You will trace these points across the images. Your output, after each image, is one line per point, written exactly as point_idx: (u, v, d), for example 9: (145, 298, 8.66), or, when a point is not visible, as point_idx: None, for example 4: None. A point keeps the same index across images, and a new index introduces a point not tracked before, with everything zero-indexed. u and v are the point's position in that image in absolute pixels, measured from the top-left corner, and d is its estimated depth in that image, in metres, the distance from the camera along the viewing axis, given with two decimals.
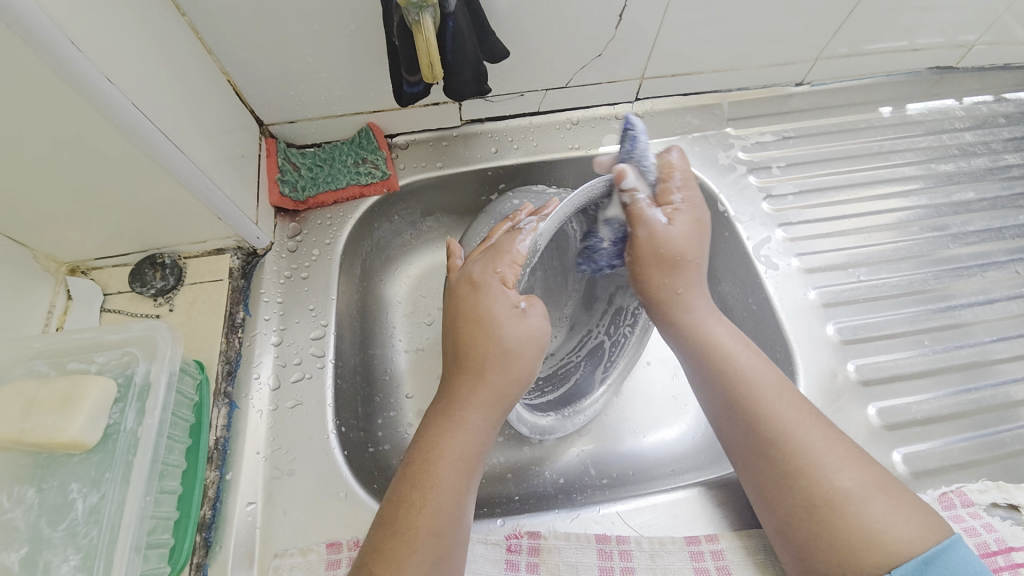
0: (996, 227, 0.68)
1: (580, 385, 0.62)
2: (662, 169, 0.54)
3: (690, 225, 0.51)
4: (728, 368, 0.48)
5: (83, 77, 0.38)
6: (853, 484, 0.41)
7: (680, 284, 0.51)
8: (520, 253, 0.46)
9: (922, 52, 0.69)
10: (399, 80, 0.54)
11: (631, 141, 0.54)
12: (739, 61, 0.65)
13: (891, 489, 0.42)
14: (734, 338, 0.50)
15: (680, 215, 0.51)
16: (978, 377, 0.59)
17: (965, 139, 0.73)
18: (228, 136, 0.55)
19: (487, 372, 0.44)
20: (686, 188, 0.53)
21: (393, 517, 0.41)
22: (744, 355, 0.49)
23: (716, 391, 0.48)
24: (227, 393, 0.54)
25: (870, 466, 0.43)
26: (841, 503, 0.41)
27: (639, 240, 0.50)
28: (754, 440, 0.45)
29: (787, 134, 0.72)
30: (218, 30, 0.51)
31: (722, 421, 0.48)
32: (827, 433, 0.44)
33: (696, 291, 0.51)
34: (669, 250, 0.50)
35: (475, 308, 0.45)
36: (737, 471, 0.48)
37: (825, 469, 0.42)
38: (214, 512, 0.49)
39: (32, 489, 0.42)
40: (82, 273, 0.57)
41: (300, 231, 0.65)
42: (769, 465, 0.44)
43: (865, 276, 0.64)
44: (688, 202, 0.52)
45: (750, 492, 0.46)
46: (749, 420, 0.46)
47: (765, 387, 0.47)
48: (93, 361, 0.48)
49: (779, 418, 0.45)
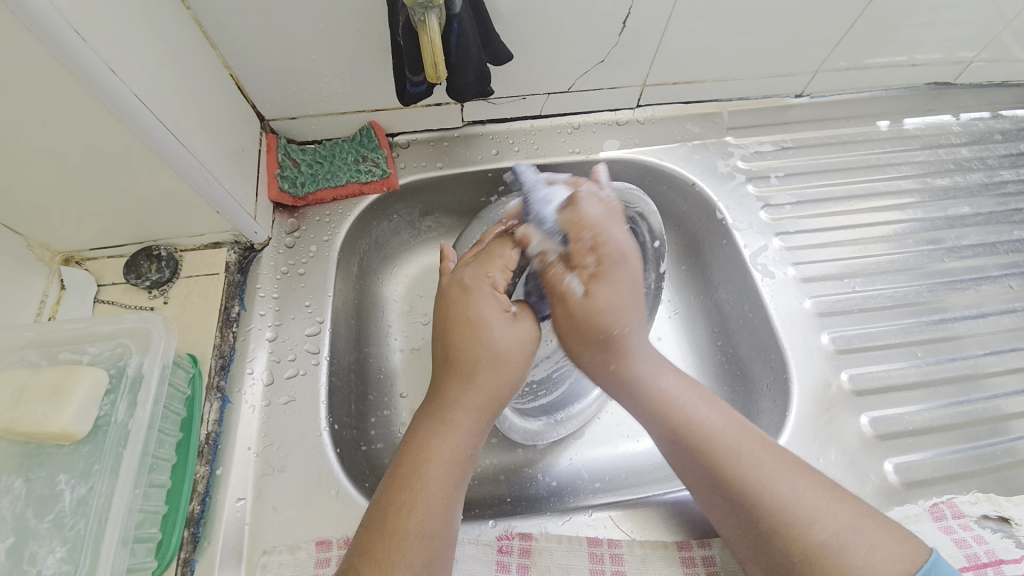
0: (991, 241, 0.68)
1: (572, 390, 0.63)
2: (568, 225, 0.48)
3: (613, 292, 0.45)
4: (689, 427, 0.44)
5: (85, 65, 0.38)
6: (830, 532, 0.40)
7: (618, 355, 0.46)
8: (512, 259, 0.48)
9: (920, 68, 0.70)
10: (402, 80, 0.54)
11: (530, 202, 0.52)
12: (741, 71, 0.66)
13: (867, 527, 0.40)
14: (685, 390, 0.46)
15: (601, 280, 0.46)
16: (970, 389, 0.60)
17: (962, 154, 0.74)
18: (229, 130, 0.55)
19: (476, 375, 0.44)
20: (600, 244, 0.46)
21: (380, 526, 0.40)
22: (699, 410, 0.45)
23: (681, 456, 0.45)
24: (220, 388, 0.54)
25: (846, 501, 0.41)
26: (819, 558, 0.39)
27: (557, 317, 0.47)
28: (726, 503, 0.43)
29: (786, 144, 0.72)
30: (223, 24, 0.51)
31: (694, 485, 0.45)
32: (800, 481, 0.42)
33: (635, 357, 0.46)
34: (591, 325, 0.45)
35: (465, 312, 0.45)
36: (714, 522, 0.45)
37: (801, 523, 0.40)
38: (203, 507, 0.49)
39: (19, 479, 0.41)
40: (76, 263, 0.57)
41: (298, 227, 0.65)
42: (745, 526, 0.42)
43: (860, 287, 0.65)
44: (605, 262, 0.46)
45: (731, 545, 0.45)
46: (720, 484, 0.43)
47: (728, 445, 0.43)
48: (85, 352, 0.47)
49: (750, 476, 0.42)
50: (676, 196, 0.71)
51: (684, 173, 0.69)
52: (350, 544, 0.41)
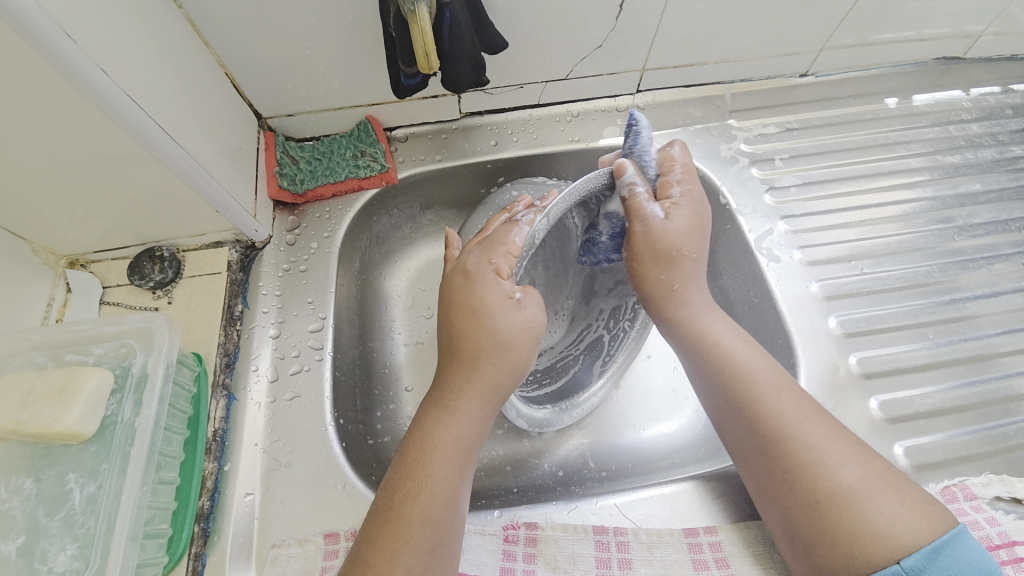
0: (1003, 219, 0.67)
1: (577, 378, 0.62)
2: (662, 162, 0.50)
3: (689, 219, 0.48)
4: (728, 362, 0.47)
5: (76, 68, 0.38)
6: (858, 479, 0.41)
7: (677, 278, 0.49)
8: (516, 244, 0.45)
9: (928, 43, 0.68)
10: (396, 72, 0.53)
11: (633, 137, 0.51)
12: (742, 52, 0.64)
13: (896, 484, 0.41)
14: (733, 335, 0.48)
15: (678, 207, 0.48)
16: (983, 370, 0.59)
17: (972, 131, 0.72)
18: (226, 129, 0.55)
19: (480, 362, 0.44)
20: (687, 181, 0.50)
21: (388, 506, 0.41)
22: (744, 347, 0.48)
23: (716, 387, 0.47)
24: (226, 385, 0.54)
25: (875, 459, 0.42)
26: (844, 501, 0.40)
27: (634, 236, 0.48)
28: (754, 437, 0.44)
29: (790, 125, 0.71)
30: (215, 22, 0.50)
31: (722, 418, 0.47)
32: (833, 429, 0.43)
33: (693, 288, 0.49)
34: (665, 245, 0.47)
35: (468, 298, 0.45)
36: (738, 467, 0.47)
37: (829, 466, 0.41)
38: (213, 502, 0.50)
39: (30, 479, 0.42)
40: (81, 266, 0.58)
41: (299, 224, 0.65)
42: (770, 464, 0.43)
43: (868, 269, 0.63)
44: (688, 195, 0.49)
45: (755, 492, 0.46)
46: (751, 417, 0.45)
47: (766, 382, 0.45)
48: (91, 353, 0.48)
49: (783, 416, 0.44)
50: None
51: None
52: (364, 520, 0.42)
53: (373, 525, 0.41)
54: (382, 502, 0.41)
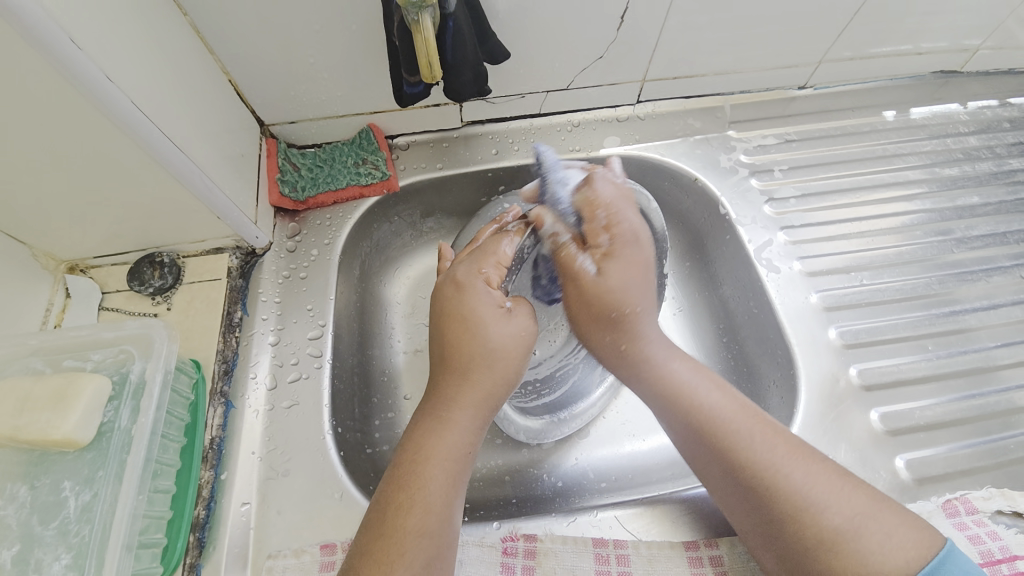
0: (1001, 231, 0.67)
1: (575, 388, 0.62)
2: (584, 207, 0.49)
3: (625, 269, 0.47)
4: (698, 412, 0.45)
5: (82, 73, 0.38)
6: (844, 519, 0.40)
7: (626, 335, 0.47)
8: (506, 255, 0.47)
9: (926, 56, 0.69)
10: (399, 80, 0.54)
11: (547, 176, 0.54)
12: (742, 64, 0.65)
13: (882, 515, 0.40)
14: (700, 379, 0.47)
15: (613, 259, 0.47)
16: (982, 382, 0.59)
17: (969, 144, 0.73)
18: (228, 136, 0.55)
19: (472, 371, 0.44)
20: (612, 225, 0.48)
21: (382, 520, 0.40)
22: (709, 394, 0.46)
23: (691, 440, 0.45)
24: (223, 393, 0.54)
25: (859, 490, 0.42)
26: (835, 543, 0.39)
27: (569, 297, 0.49)
28: (736, 487, 0.43)
29: (789, 137, 0.71)
30: (219, 30, 0.51)
31: (702, 469, 0.46)
32: (814, 466, 0.42)
33: (645, 336, 0.48)
34: (603, 303, 0.47)
35: (459, 307, 0.45)
36: (726, 511, 0.46)
37: (814, 509, 0.40)
38: (209, 511, 0.49)
39: (25, 486, 0.42)
40: (81, 271, 0.57)
41: (299, 231, 0.65)
42: (759, 513, 0.43)
43: (868, 280, 0.64)
44: (619, 240, 0.48)
45: (746, 534, 0.45)
46: (730, 469, 0.43)
47: (740, 429, 0.44)
48: (88, 359, 0.48)
49: (762, 466, 0.43)
50: (678, 192, 0.71)
51: (686, 168, 0.69)
52: (352, 543, 0.41)
53: (368, 538, 0.40)
54: (366, 541, 0.40)
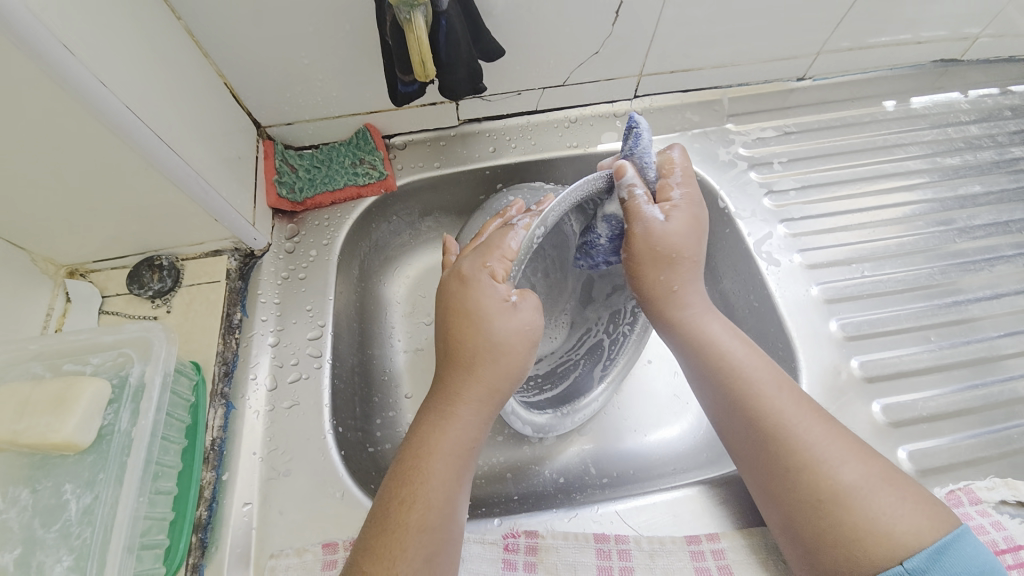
0: (1003, 220, 0.66)
1: (577, 384, 0.61)
2: (662, 165, 0.51)
3: (689, 222, 0.48)
4: (723, 360, 0.47)
5: (75, 79, 0.38)
6: (858, 478, 0.40)
7: (675, 280, 0.49)
8: (512, 249, 0.45)
9: (925, 45, 0.68)
10: (393, 79, 0.53)
11: (633, 138, 0.48)
12: (739, 57, 0.64)
13: (896, 482, 0.41)
14: (730, 334, 0.49)
15: (677, 209, 0.48)
16: (986, 373, 0.58)
17: (971, 132, 0.72)
18: (225, 138, 0.56)
19: (476, 366, 0.44)
20: (686, 185, 0.50)
21: (388, 503, 0.41)
22: (739, 348, 0.48)
23: (713, 384, 0.47)
24: (224, 394, 0.54)
25: (876, 458, 0.42)
26: (846, 498, 0.40)
27: (632, 236, 0.47)
28: (753, 436, 0.44)
29: (788, 129, 0.71)
30: (213, 33, 0.51)
31: (722, 417, 0.47)
32: (831, 428, 0.43)
33: (688, 288, 0.49)
34: (664, 247, 0.47)
35: (463, 302, 0.44)
36: (740, 469, 0.46)
37: (829, 463, 0.41)
38: (211, 512, 0.49)
39: (27, 489, 0.42)
40: (81, 276, 0.58)
41: (298, 232, 0.65)
42: (770, 465, 0.43)
43: (869, 272, 0.63)
44: (688, 198, 0.49)
45: (756, 496, 0.45)
46: (748, 416, 0.45)
47: (763, 379, 0.46)
48: (88, 362, 0.48)
49: (780, 414, 0.44)
50: None
51: None
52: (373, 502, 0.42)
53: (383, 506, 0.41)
54: (387, 499, 0.41)
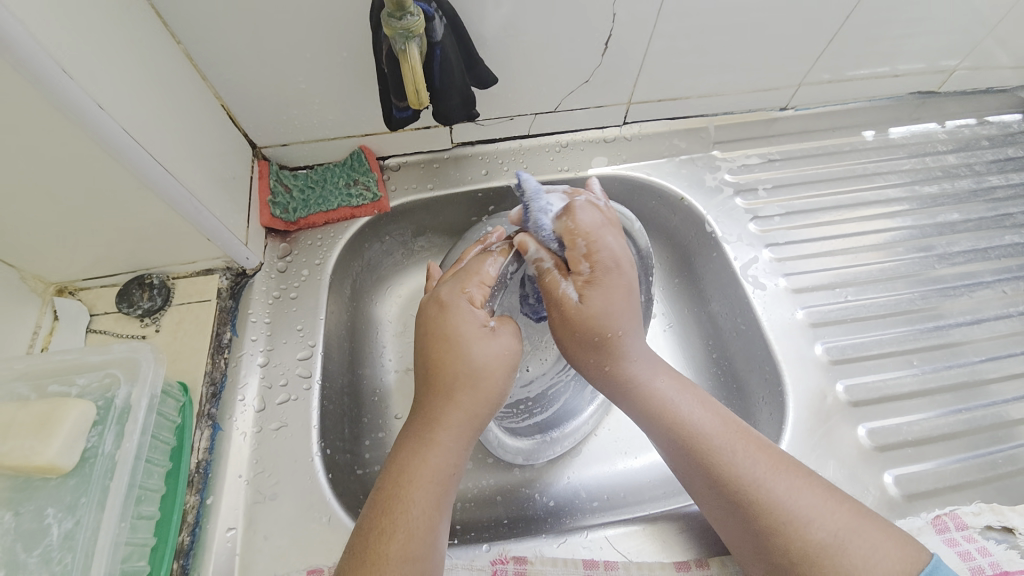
0: (982, 247, 0.68)
1: (567, 407, 0.62)
2: (563, 234, 0.46)
3: (606, 296, 0.45)
4: (683, 430, 0.45)
5: (74, 104, 0.39)
6: (827, 535, 0.40)
7: (609, 360, 0.47)
8: (490, 274, 0.47)
9: (903, 78, 0.71)
10: (388, 106, 0.55)
11: (531, 201, 0.48)
12: (724, 87, 0.67)
13: (867, 529, 0.41)
14: (684, 397, 0.47)
15: (594, 287, 0.45)
16: (969, 397, 0.59)
17: (948, 161, 0.75)
18: (221, 159, 0.56)
19: (456, 392, 0.44)
20: (596, 251, 0.45)
21: (367, 548, 0.40)
22: (695, 412, 0.46)
23: (678, 454, 0.46)
24: (211, 415, 0.54)
25: (844, 504, 0.42)
26: (819, 559, 0.40)
27: (554, 321, 0.47)
28: (723, 500, 0.44)
29: (772, 156, 0.73)
30: (211, 57, 0.52)
31: (690, 485, 0.46)
32: (797, 479, 0.43)
33: (631, 359, 0.47)
34: (586, 332, 0.45)
35: (442, 327, 0.45)
36: (714, 524, 0.46)
37: (799, 523, 0.41)
38: (193, 537, 0.48)
39: (8, 513, 0.41)
40: (70, 294, 0.57)
41: (291, 252, 0.65)
42: (742, 527, 0.43)
43: (852, 297, 0.64)
44: (600, 268, 0.45)
45: (735, 549, 0.45)
46: (714, 483, 0.44)
47: (723, 445, 0.44)
48: (74, 383, 0.47)
49: (744, 477, 0.43)
50: (666, 212, 0.72)
51: (673, 187, 0.70)
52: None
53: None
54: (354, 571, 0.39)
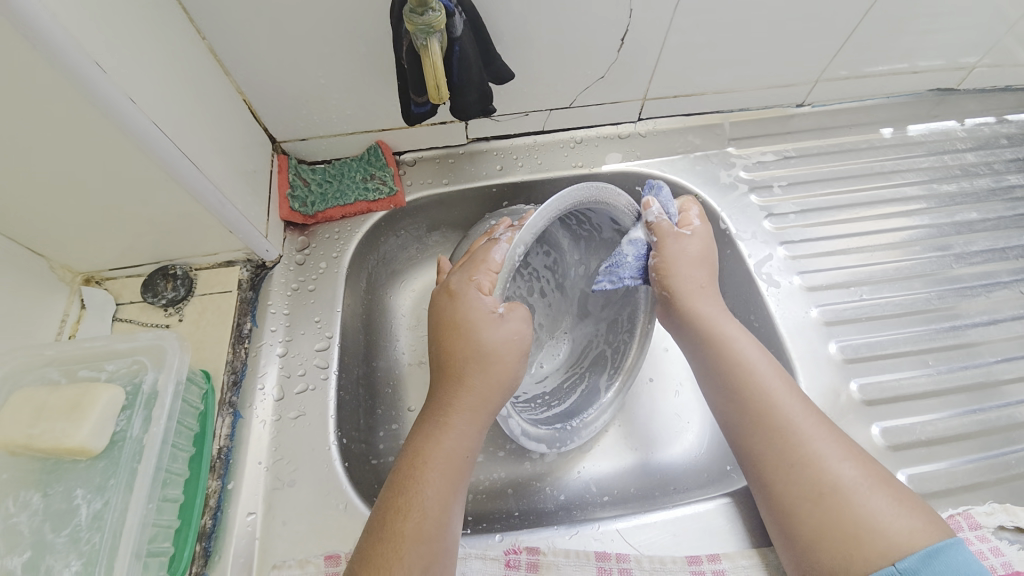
0: (1000, 247, 0.68)
1: (585, 397, 0.60)
2: (682, 204, 0.56)
3: (707, 241, 0.53)
4: (738, 362, 0.49)
5: (106, 98, 0.40)
6: (856, 476, 0.43)
7: (697, 285, 0.51)
8: (497, 259, 0.45)
9: (922, 74, 0.70)
10: (406, 101, 0.55)
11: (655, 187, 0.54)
12: (739, 83, 0.67)
13: (891, 482, 0.43)
14: (745, 337, 0.51)
15: (700, 233, 0.53)
16: (984, 398, 0.59)
17: (967, 160, 0.74)
18: (242, 152, 0.57)
19: (467, 377, 0.45)
20: (704, 217, 0.55)
21: (383, 521, 0.41)
22: (754, 351, 0.50)
23: (730, 384, 0.48)
24: (232, 403, 0.55)
25: (872, 464, 0.44)
26: (846, 497, 0.42)
27: (661, 243, 0.51)
28: (762, 433, 0.46)
29: (788, 153, 0.73)
30: (234, 52, 0.53)
31: (732, 417, 0.48)
32: (832, 430, 0.46)
33: (709, 294, 0.52)
34: (689, 253, 0.51)
35: (454, 315, 0.45)
36: (743, 465, 0.48)
37: (830, 463, 0.43)
38: (215, 521, 0.50)
39: (38, 494, 0.43)
40: (96, 283, 0.59)
41: (308, 245, 0.67)
42: (774, 462, 0.45)
43: (868, 295, 0.64)
44: (706, 225, 0.55)
45: (757, 493, 0.47)
46: (757, 411, 0.47)
47: (772, 383, 0.48)
48: (103, 369, 0.49)
49: (787, 414, 0.46)
50: None
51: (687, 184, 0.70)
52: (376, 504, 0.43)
53: (390, 501, 0.42)
54: (386, 510, 0.42)
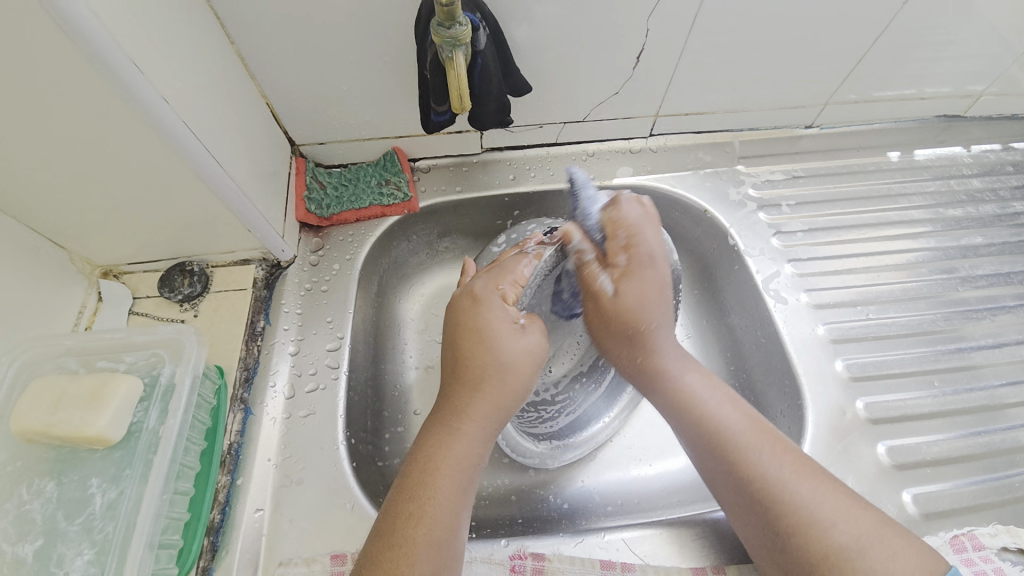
0: (1005, 271, 0.69)
1: (617, 375, 0.63)
2: (608, 225, 0.52)
3: (642, 286, 0.49)
4: (706, 425, 0.47)
5: (143, 98, 0.41)
6: (848, 538, 0.40)
7: (642, 350, 0.50)
8: (523, 274, 0.49)
9: (929, 101, 0.71)
10: (427, 109, 0.57)
11: (576, 198, 0.56)
12: (750, 104, 0.68)
13: (888, 536, 0.40)
14: (712, 393, 0.49)
15: (629, 277, 0.49)
16: (988, 421, 0.59)
17: (973, 185, 0.75)
18: (264, 154, 0.59)
19: (484, 383, 0.45)
20: (633, 243, 0.50)
21: (390, 531, 0.41)
22: (722, 408, 0.48)
23: (701, 451, 0.47)
24: (243, 400, 0.56)
25: (865, 510, 0.42)
26: (838, 560, 0.39)
27: (591, 310, 0.51)
28: (743, 497, 0.44)
29: (796, 173, 0.74)
30: (262, 57, 0.54)
31: (712, 482, 0.47)
32: (819, 484, 0.43)
33: (663, 350, 0.50)
34: (623, 320, 0.49)
35: (474, 320, 0.47)
36: (734, 527, 0.46)
37: (818, 526, 0.41)
38: (223, 516, 0.50)
39: (52, 482, 0.43)
40: (114, 277, 0.60)
41: (323, 246, 0.68)
42: (760, 522, 0.43)
43: (874, 315, 0.65)
44: (637, 258, 0.50)
45: (753, 552, 0.45)
46: (739, 479, 0.45)
47: (745, 443, 0.45)
48: (122, 361, 0.50)
49: (765, 477, 0.44)
50: (689, 224, 0.73)
51: (696, 200, 0.71)
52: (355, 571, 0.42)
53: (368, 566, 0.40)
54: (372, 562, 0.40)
